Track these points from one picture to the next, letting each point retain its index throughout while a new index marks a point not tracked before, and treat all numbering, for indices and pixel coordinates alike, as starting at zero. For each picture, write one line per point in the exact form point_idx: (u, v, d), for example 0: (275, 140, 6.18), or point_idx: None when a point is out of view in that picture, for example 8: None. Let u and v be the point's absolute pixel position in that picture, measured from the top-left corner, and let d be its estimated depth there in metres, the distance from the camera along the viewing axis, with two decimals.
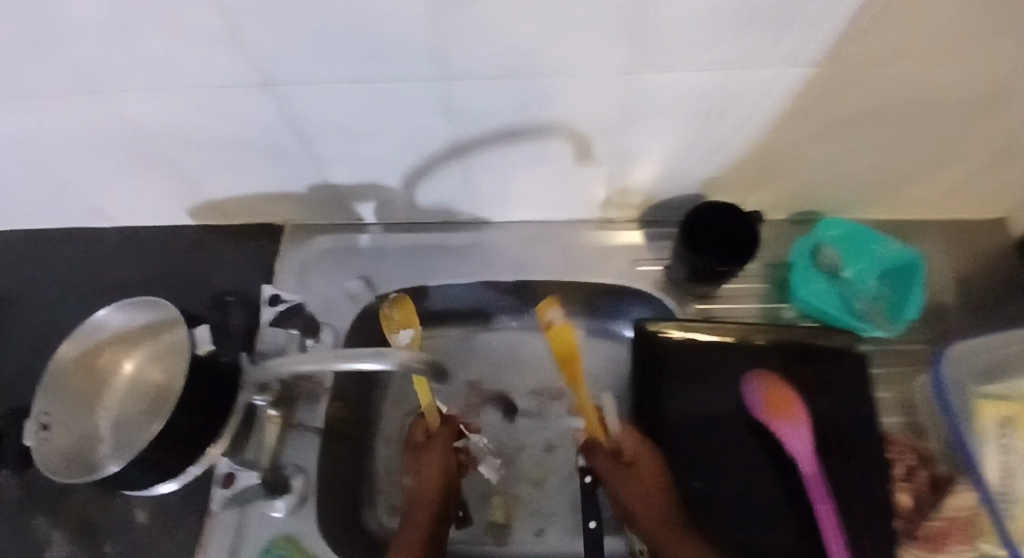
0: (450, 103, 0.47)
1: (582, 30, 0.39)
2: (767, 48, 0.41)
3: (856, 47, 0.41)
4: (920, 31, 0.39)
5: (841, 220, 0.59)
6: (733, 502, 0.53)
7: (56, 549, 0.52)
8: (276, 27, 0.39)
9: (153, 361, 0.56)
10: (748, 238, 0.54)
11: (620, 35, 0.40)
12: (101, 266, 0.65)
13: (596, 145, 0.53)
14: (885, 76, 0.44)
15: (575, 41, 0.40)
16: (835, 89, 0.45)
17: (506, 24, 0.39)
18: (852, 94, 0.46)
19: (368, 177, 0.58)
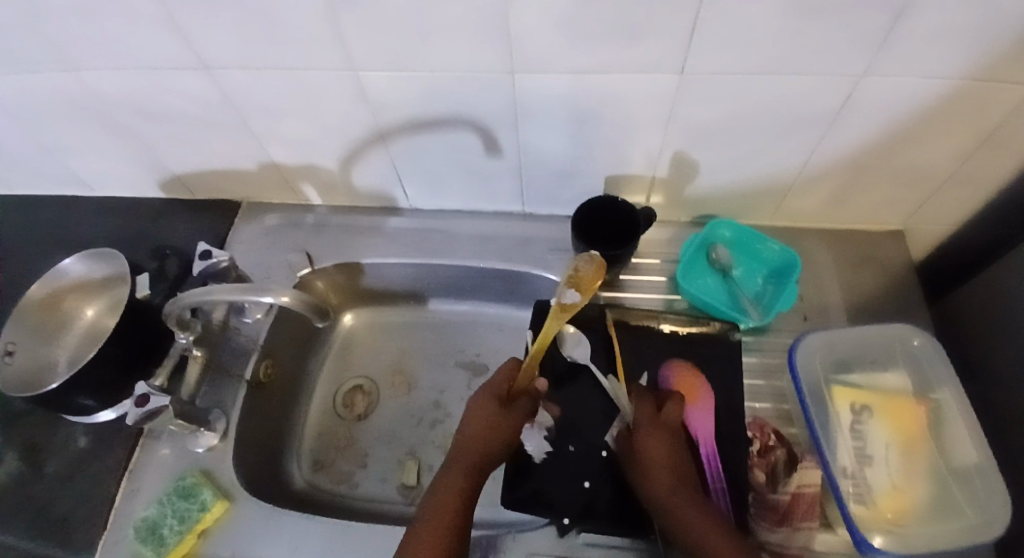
0: (361, 92, 0.55)
1: (454, 26, 0.47)
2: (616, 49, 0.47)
3: (697, 53, 0.48)
4: (741, 37, 0.45)
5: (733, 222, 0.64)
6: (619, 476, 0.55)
7: (4, 465, 0.59)
8: (205, 15, 0.47)
9: (104, 311, 0.63)
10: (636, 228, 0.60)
11: (486, 32, 0.47)
12: (79, 228, 0.74)
13: (496, 137, 0.60)
14: (730, 79, 0.50)
15: (450, 37, 0.48)
16: (690, 91, 0.51)
17: (389, 20, 0.47)
18: (707, 95, 0.52)
19: (308, 159, 0.66)
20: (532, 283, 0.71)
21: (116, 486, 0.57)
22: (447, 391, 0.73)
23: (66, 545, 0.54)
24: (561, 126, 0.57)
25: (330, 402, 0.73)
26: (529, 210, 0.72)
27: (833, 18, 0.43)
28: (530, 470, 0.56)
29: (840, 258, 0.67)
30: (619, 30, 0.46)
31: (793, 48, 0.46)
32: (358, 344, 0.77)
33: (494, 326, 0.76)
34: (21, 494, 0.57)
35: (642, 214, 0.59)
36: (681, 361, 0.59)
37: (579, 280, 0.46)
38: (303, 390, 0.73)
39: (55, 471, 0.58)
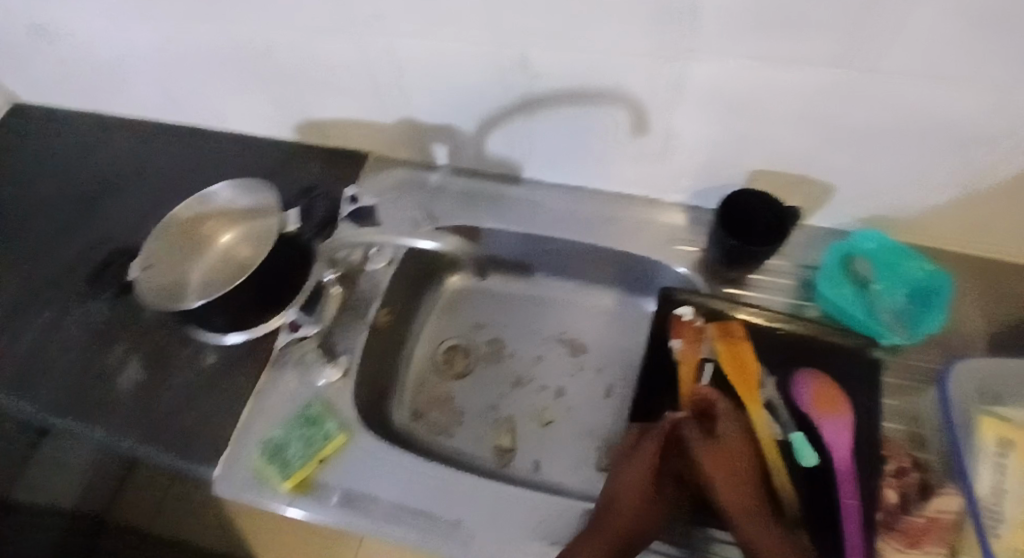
0: (523, 59, 0.55)
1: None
2: (809, 39, 0.46)
3: (896, 55, 0.45)
4: (945, 47, 0.43)
5: (880, 235, 0.63)
6: None
7: (129, 374, 0.61)
8: None
9: (243, 240, 0.66)
10: (780, 224, 0.58)
11: (675, 12, 0.46)
12: (215, 160, 0.77)
13: (650, 118, 0.58)
14: (921, 86, 0.47)
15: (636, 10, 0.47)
16: (873, 92, 0.49)
17: None
18: (889, 101, 0.50)
19: (446, 120, 0.66)
20: (648, 271, 0.70)
21: (244, 404, 0.58)
22: (542, 365, 0.73)
23: (187, 458, 0.55)
24: (718, 114, 0.55)
25: (431, 359, 0.75)
26: (655, 196, 0.70)
27: None
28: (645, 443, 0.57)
29: (981, 287, 0.64)
30: (819, 20, 0.44)
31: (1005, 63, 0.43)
32: (461, 306, 0.78)
33: (601, 309, 0.76)
34: (148, 401, 0.58)
35: (789, 213, 0.56)
36: (822, 372, 0.58)
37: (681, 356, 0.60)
38: (406, 344, 0.74)
39: (181, 384, 0.59)
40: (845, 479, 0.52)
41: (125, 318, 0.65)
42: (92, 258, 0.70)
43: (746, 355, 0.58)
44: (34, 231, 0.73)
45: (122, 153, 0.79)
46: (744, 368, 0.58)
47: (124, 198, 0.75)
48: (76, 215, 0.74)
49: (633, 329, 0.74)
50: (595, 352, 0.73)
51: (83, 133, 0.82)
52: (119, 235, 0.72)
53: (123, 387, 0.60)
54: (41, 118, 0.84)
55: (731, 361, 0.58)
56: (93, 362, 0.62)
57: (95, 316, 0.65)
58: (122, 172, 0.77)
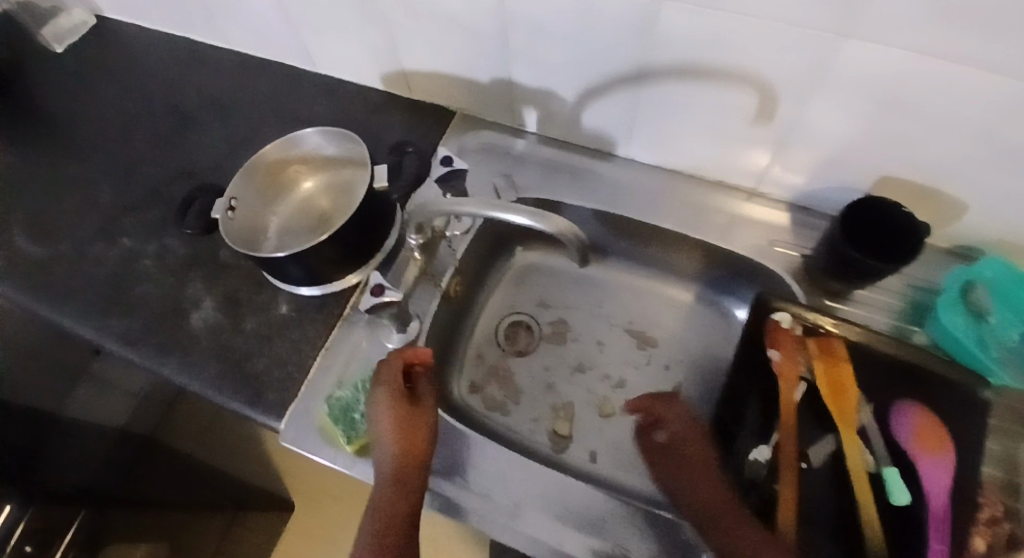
0: (648, 25, 0.50)
1: None
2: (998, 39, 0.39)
3: None
4: None
5: (1003, 264, 0.55)
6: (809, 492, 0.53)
7: (203, 312, 0.60)
8: None
9: (323, 190, 0.64)
10: (907, 241, 0.52)
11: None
12: (298, 101, 0.74)
13: (778, 105, 0.52)
14: None
15: None
16: None
17: None
18: None
19: (545, 84, 0.62)
20: (738, 270, 0.66)
21: (315, 356, 0.57)
22: (608, 353, 0.71)
23: (256, 404, 0.55)
24: (857, 111, 0.49)
25: (494, 331, 0.73)
26: (759, 191, 0.65)
27: None
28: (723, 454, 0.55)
29: None
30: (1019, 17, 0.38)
31: None
32: (530, 281, 0.75)
33: (678, 303, 0.72)
34: (220, 342, 0.58)
35: (918, 233, 0.51)
36: (924, 407, 0.54)
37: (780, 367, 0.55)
38: (471, 313, 0.72)
39: (253, 329, 0.59)
40: (935, 524, 0.48)
41: (201, 254, 0.64)
42: (173, 189, 0.69)
43: (847, 378, 0.54)
44: (117, 154, 0.73)
45: (205, 82, 0.78)
46: (844, 391, 0.54)
47: (205, 129, 0.74)
48: (157, 142, 0.73)
49: (709, 327, 0.70)
50: (666, 347, 0.70)
51: (167, 57, 0.80)
52: (198, 168, 0.71)
53: (196, 325, 0.60)
54: (127, 38, 0.83)
55: (831, 383, 0.54)
56: (169, 295, 0.62)
57: (172, 248, 0.65)
58: (203, 102, 0.76)
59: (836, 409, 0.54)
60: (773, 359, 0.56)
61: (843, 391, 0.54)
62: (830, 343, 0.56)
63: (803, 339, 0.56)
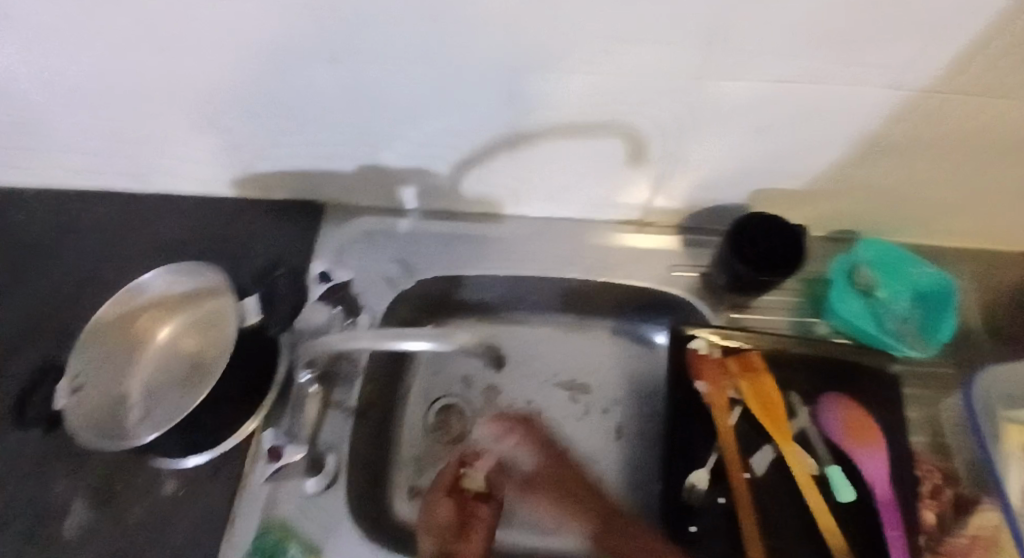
0: (514, 96, 0.48)
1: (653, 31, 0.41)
2: (826, 65, 0.42)
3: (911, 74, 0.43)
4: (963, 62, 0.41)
5: (879, 244, 0.60)
6: (766, 510, 0.53)
7: (75, 515, 0.50)
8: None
9: (187, 331, 0.57)
10: (763, 227, 0.55)
11: (691, 42, 0.41)
12: (141, 230, 0.65)
13: (649, 147, 0.53)
14: (934, 106, 0.46)
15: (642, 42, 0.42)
16: (886, 109, 0.46)
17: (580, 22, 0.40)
18: (896, 121, 0.47)
19: (416, 162, 0.59)
20: (651, 300, 0.66)
21: (223, 529, 0.49)
22: (548, 412, 0.68)
23: None
24: (729, 136, 0.50)
25: (423, 423, 0.67)
26: (649, 220, 0.66)
27: None
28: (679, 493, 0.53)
29: (978, 281, 0.64)
30: (838, 44, 0.40)
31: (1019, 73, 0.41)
32: (445, 362, 0.70)
33: (602, 340, 0.72)
34: (105, 546, 0.48)
35: (778, 226, 0.54)
36: (852, 401, 0.56)
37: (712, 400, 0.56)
38: (394, 412, 0.66)
39: (144, 518, 0.50)
40: (891, 517, 0.50)
41: (58, 444, 0.54)
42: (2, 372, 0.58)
43: (771, 390, 0.57)
44: None
45: (17, 232, 0.66)
46: (773, 403, 0.56)
47: (31, 289, 0.62)
48: None
49: (634, 358, 0.71)
50: (598, 390, 0.69)
51: None
52: (31, 337, 0.59)
53: (69, 533, 0.49)
54: None
55: (760, 399, 0.56)
56: (24, 507, 0.51)
57: (18, 446, 0.54)
58: (20, 256, 0.64)
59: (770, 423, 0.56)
60: (702, 391, 0.57)
61: (774, 404, 0.56)
62: (749, 361, 0.57)
63: (723, 362, 0.57)
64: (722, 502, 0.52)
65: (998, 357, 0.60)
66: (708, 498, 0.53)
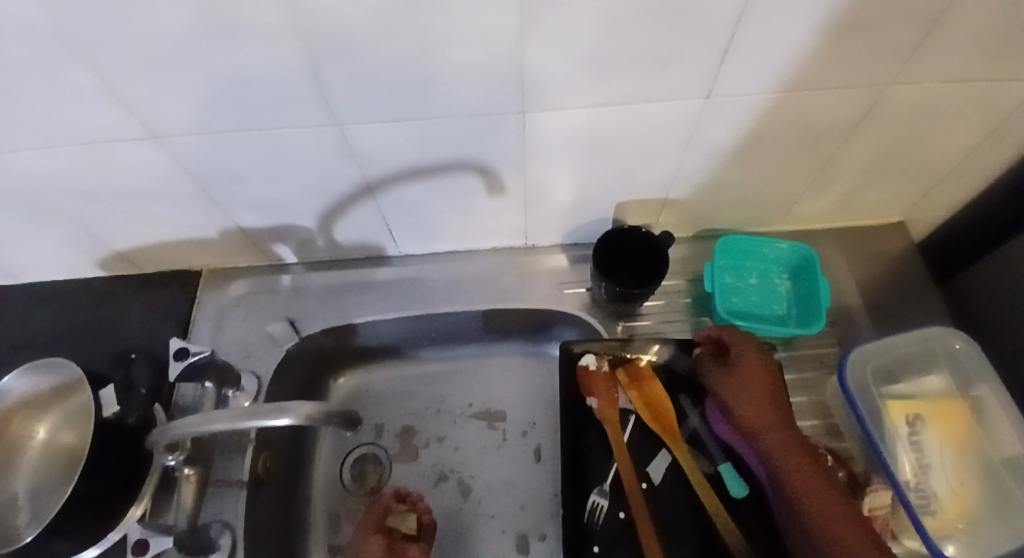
0: (348, 148, 0.48)
1: (452, 74, 0.41)
2: (631, 85, 0.43)
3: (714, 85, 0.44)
4: (756, 71, 0.42)
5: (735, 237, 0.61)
6: (665, 518, 0.54)
7: None
8: (147, 78, 0.40)
9: (66, 423, 0.54)
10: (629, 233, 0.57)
11: (494, 81, 0.42)
12: (10, 323, 0.63)
13: (500, 176, 0.53)
14: (749, 110, 0.47)
15: (446, 87, 0.42)
16: (705, 119, 0.47)
17: (377, 73, 0.41)
18: (720, 128, 0.49)
19: (280, 220, 0.58)
20: (545, 320, 0.66)
21: None
22: (464, 445, 0.67)
23: None
24: (570, 159, 0.51)
25: (338, 475, 0.66)
26: (532, 243, 0.66)
27: (855, 42, 0.40)
28: (582, 515, 0.53)
29: (853, 259, 0.66)
30: (632, 66, 0.42)
31: (813, 73, 0.43)
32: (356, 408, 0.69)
33: (513, 364, 0.71)
34: None
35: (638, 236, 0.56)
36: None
37: (604, 414, 0.57)
38: (304, 469, 0.65)
39: None
40: None
41: None
42: None
43: (660, 396, 0.57)
44: None
45: None
46: (663, 407, 0.57)
47: None
48: None
49: (544, 378, 0.71)
50: (513, 415, 0.69)
51: None
52: None
53: None
54: None
55: (649, 407, 0.57)
56: None
57: None
58: None
59: (663, 429, 0.56)
60: (594, 406, 0.57)
61: (663, 408, 0.57)
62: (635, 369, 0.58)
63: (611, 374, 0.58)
64: (621, 516, 0.53)
65: (876, 331, 0.62)
66: (612, 517, 0.53)
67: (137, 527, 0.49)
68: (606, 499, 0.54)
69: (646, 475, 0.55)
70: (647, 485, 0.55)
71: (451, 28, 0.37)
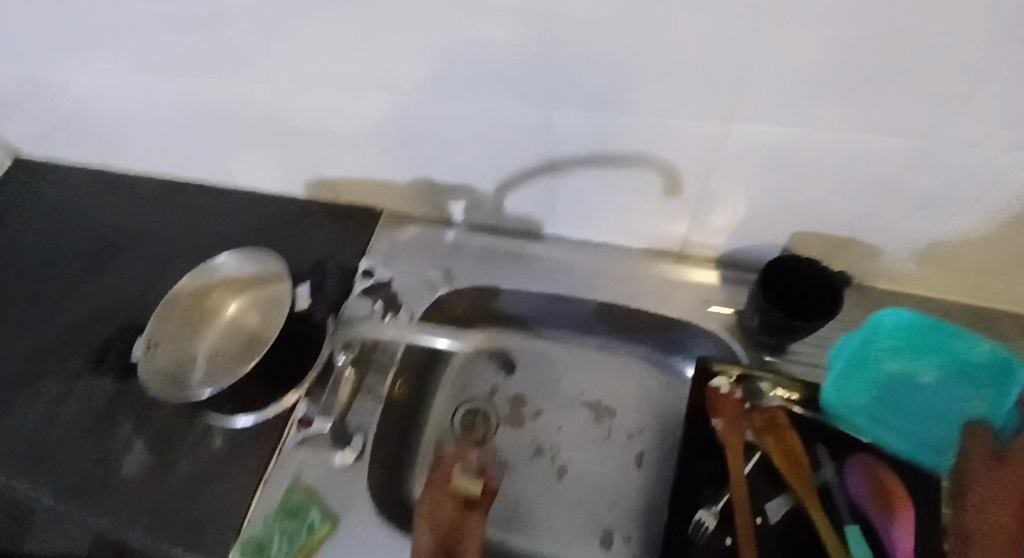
0: (549, 125, 0.52)
1: (669, 68, 0.43)
2: (847, 108, 0.42)
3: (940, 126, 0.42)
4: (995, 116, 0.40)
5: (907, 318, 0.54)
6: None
7: (135, 456, 0.58)
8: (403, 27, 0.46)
9: (252, 307, 0.63)
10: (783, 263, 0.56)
11: (708, 81, 0.43)
12: (224, 219, 0.74)
13: (682, 180, 0.54)
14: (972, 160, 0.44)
15: (660, 79, 0.44)
16: (917, 160, 0.45)
17: (601, 55, 0.44)
18: (931, 174, 0.46)
19: (461, 179, 0.64)
20: (679, 331, 0.66)
21: (253, 489, 0.54)
22: (571, 429, 0.69)
23: (192, 552, 0.51)
24: (756, 175, 0.51)
25: (449, 423, 0.70)
26: (686, 255, 0.66)
27: None
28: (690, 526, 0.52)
29: None
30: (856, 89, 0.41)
31: None
32: (479, 366, 0.73)
33: (635, 368, 0.72)
34: (154, 487, 0.55)
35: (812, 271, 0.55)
36: (880, 462, 0.54)
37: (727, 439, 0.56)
38: (421, 407, 0.69)
39: (187, 469, 0.56)
40: None
41: (132, 394, 0.62)
42: (99, 329, 0.67)
43: (792, 438, 0.55)
44: (35, 300, 0.71)
45: (126, 212, 0.77)
46: (793, 450, 0.55)
47: (130, 260, 0.73)
48: (80, 281, 0.72)
49: (664, 390, 0.70)
50: (622, 415, 0.69)
51: (89, 191, 0.80)
52: (125, 302, 0.69)
53: (127, 473, 0.57)
54: (49, 176, 0.82)
55: (779, 446, 0.55)
56: (98, 443, 0.59)
57: (101, 392, 0.62)
58: (127, 234, 0.75)
59: (792, 474, 0.54)
60: (718, 429, 0.56)
61: (794, 451, 0.55)
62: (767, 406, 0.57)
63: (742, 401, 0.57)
64: (728, 542, 0.51)
65: None
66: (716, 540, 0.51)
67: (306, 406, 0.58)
68: (714, 519, 0.52)
69: (761, 509, 0.53)
70: (761, 519, 0.53)
71: (682, 27, 0.40)
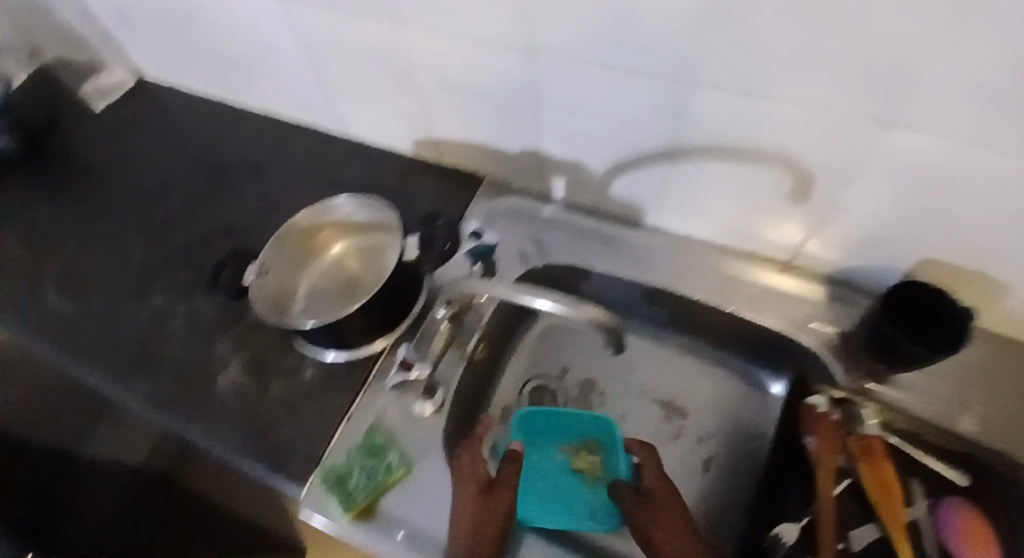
0: (686, 110, 0.51)
1: (835, 66, 0.41)
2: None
3: None
4: None
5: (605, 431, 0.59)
6: None
7: (231, 374, 0.61)
8: None
9: (355, 252, 0.66)
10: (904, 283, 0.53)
11: (873, 84, 0.41)
12: (333, 165, 0.77)
13: (814, 184, 0.52)
14: None
15: (821, 76, 0.42)
16: None
17: (763, 45, 0.42)
18: None
19: (574, 155, 0.63)
20: (773, 341, 0.64)
21: (338, 423, 0.56)
22: (639, 422, 0.68)
23: (277, 472, 0.54)
24: (896, 190, 0.49)
25: (517, 395, 0.70)
26: (792, 264, 0.64)
27: None
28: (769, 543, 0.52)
29: None
30: None
31: None
32: (555, 345, 0.73)
33: (714, 373, 0.70)
34: (246, 406, 0.58)
35: (945, 300, 0.51)
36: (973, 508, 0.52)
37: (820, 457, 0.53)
38: (491, 375, 0.70)
39: (279, 394, 0.59)
40: None
41: (234, 315, 0.65)
42: (209, 252, 0.71)
43: (888, 469, 0.52)
44: (152, 215, 0.75)
45: (243, 146, 0.81)
46: (887, 481, 0.52)
47: (241, 191, 0.76)
48: (193, 204, 0.76)
49: (744, 399, 0.68)
50: (695, 418, 0.67)
51: (209, 121, 0.84)
52: (234, 230, 0.72)
53: (222, 388, 0.60)
54: (174, 102, 0.87)
55: (872, 475, 0.52)
56: (199, 356, 0.62)
57: (205, 310, 0.66)
58: (240, 167, 0.78)
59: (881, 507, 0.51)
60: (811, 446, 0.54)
61: (887, 482, 0.52)
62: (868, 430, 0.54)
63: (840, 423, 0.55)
64: None
65: None
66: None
67: (405, 349, 0.60)
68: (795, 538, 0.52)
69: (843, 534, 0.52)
70: (844, 546, 0.52)
71: (862, 24, 0.38)
